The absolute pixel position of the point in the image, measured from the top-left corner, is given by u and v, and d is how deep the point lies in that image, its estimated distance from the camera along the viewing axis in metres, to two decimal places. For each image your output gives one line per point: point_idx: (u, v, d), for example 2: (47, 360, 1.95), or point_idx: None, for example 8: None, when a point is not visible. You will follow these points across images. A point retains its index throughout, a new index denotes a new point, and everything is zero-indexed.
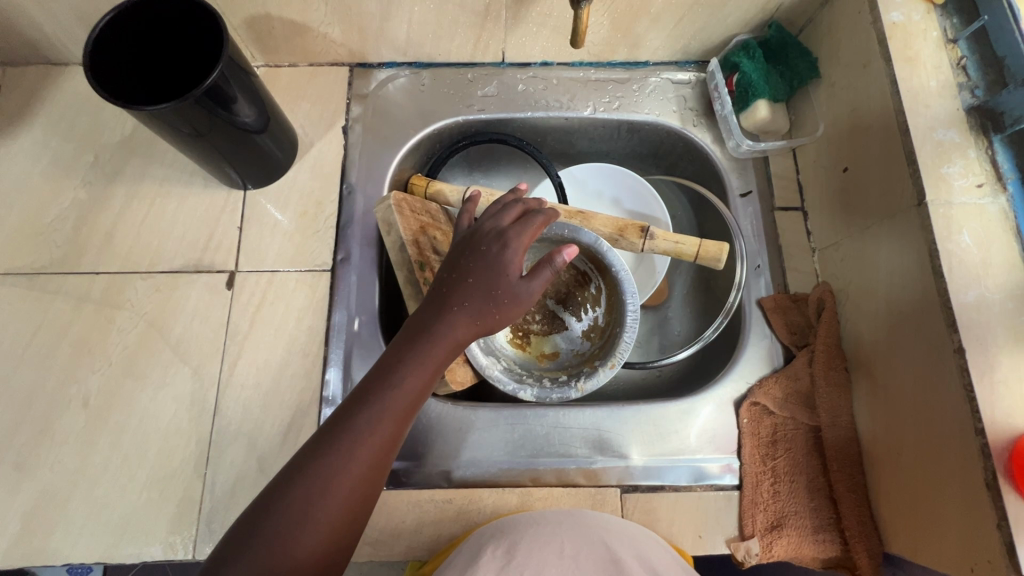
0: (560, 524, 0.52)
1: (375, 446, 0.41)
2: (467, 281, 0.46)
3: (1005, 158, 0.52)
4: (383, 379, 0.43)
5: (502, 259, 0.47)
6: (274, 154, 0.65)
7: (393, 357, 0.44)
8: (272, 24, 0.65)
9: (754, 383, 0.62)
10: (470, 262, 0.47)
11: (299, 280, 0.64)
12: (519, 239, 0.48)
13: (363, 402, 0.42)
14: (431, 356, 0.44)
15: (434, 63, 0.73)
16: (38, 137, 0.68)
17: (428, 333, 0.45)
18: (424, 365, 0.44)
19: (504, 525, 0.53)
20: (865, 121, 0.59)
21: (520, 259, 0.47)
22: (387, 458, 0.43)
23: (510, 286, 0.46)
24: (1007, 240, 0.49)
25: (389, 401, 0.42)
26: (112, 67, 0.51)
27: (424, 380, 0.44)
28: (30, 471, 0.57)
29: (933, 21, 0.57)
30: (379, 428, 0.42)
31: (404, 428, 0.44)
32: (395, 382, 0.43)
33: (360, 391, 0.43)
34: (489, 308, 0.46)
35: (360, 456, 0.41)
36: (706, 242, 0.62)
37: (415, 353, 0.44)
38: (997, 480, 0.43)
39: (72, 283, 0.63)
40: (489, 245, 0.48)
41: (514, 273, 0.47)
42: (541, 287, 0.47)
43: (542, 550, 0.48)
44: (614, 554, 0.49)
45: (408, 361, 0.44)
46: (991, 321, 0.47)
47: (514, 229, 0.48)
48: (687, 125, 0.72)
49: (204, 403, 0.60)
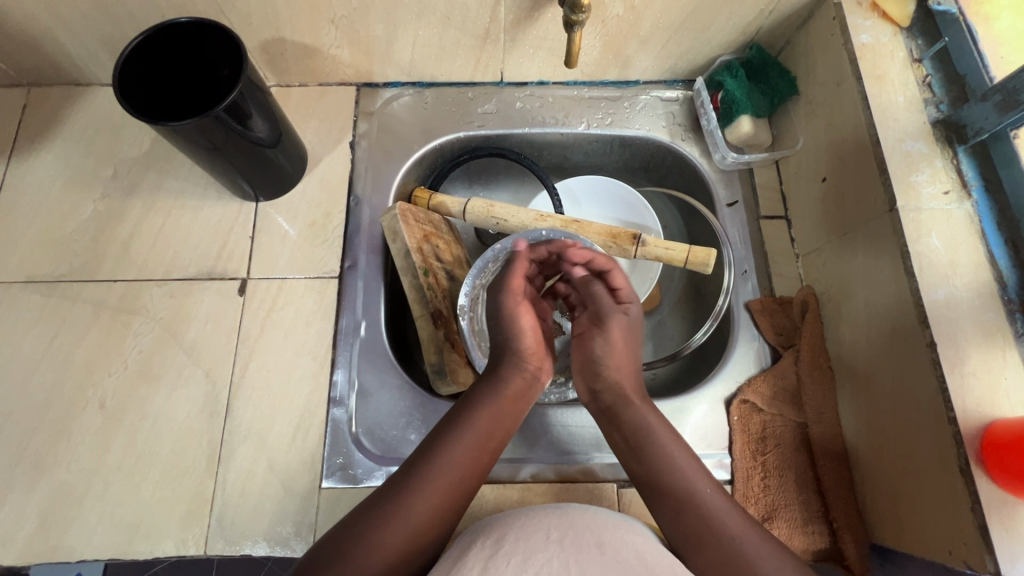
0: (546, 514, 0.52)
1: (455, 478, 0.51)
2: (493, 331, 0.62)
3: (969, 168, 0.56)
4: (455, 421, 0.54)
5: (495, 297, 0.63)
6: (285, 168, 0.68)
7: (465, 403, 0.56)
8: (285, 47, 0.69)
9: (743, 382, 0.65)
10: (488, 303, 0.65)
11: (307, 287, 0.67)
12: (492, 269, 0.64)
13: (440, 439, 0.52)
14: (493, 406, 0.55)
15: (436, 83, 0.77)
16: (59, 152, 0.72)
17: (494, 386, 0.57)
18: (491, 412, 0.55)
19: (492, 522, 0.52)
20: (840, 134, 0.63)
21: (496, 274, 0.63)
22: (461, 495, 0.51)
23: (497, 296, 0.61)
24: (973, 242, 0.53)
25: (465, 441, 0.53)
26: (137, 85, 0.55)
27: (490, 429, 0.54)
28: (46, 471, 0.59)
29: (899, 43, 0.61)
30: (453, 462, 0.51)
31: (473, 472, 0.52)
32: (467, 423, 0.54)
33: (438, 431, 0.54)
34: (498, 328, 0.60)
35: (437, 485, 0.50)
36: (694, 249, 0.66)
37: (484, 400, 0.56)
38: (969, 465, 0.46)
39: (90, 290, 0.66)
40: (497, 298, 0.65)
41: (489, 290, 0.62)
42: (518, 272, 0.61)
43: (529, 536, 0.47)
44: (600, 539, 0.47)
45: (474, 406, 0.55)
46: (961, 318, 0.50)
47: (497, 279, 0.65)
48: (676, 139, 0.76)
49: (216, 404, 0.62)
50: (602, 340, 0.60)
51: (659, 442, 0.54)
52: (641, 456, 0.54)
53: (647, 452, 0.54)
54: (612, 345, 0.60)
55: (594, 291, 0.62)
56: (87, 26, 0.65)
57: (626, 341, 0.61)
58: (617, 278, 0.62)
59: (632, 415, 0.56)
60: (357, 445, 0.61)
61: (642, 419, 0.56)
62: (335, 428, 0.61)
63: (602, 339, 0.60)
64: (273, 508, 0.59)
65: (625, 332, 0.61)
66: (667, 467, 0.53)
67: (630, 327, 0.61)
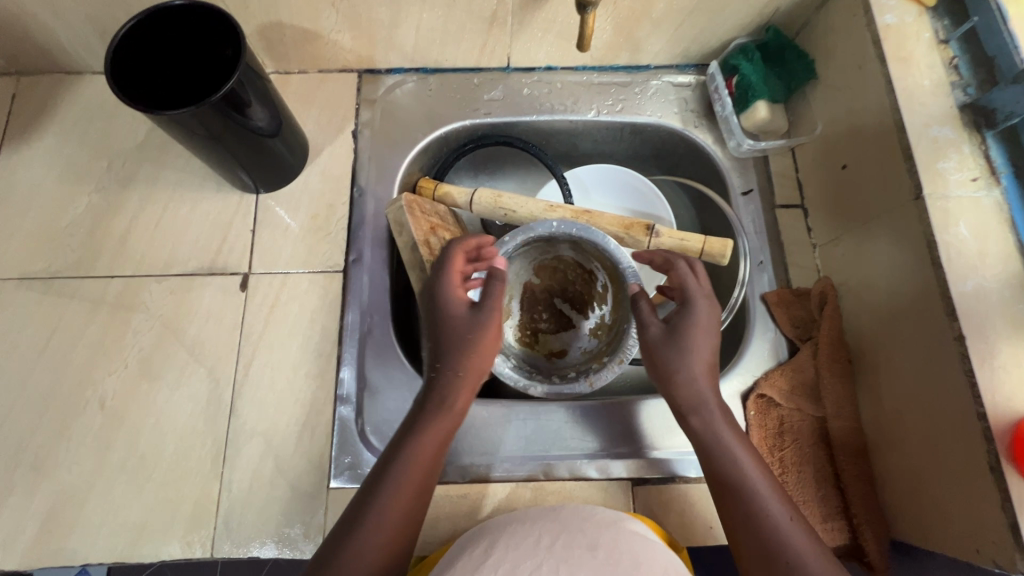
0: (540, 521, 0.51)
1: (417, 478, 0.50)
2: (441, 344, 0.55)
3: (998, 154, 0.53)
4: (396, 455, 0.51)
5: (449, 310, 0.56)
6: (286, 158, 0.66)
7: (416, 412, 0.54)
8: (284, 32, 0.66)
9: (760, 377, 0.63)
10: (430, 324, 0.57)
11: (311, 281, 0.65)
12: (449, 281, 0.57)
13: (382, 475, 0.50)
14: (433, 434, 0.52)
15: (440, 69, 0.74)
16: (51, 143, 0.69)
17: (434, 411, 0.53)
18: (432, 441, 0.52)
19: (486, 528, 0.52)
20: (862, 119, 0.61)
21: (461, 294, 0.57)
22: (423, 494, 0.51)
23: (468, 321, 0.55)
24: (1003, 231, 0.51)
25: (407, 476, 0.50)
26: (130, 73, 0.52)
27: (432, 458, 0.52)
28: (46, 474, 0.57)
29: (925, 23, 0.59)
30: (398, 500, 0.49)
31: (430, 472, 0.52)
32: (408, 457, 0.51)
33: (379, 469, 0.51)
34: (466, 354, 0.55)
35: (388, 526, 0.48)
36: (710, 240, 0.64)
37: (424, 428, 0.52)
38: (1001, 462, 0.45)
39: (87, 287, 0.64)
40: (433, 306, 0.57)
41: (463, 308, 0.56)
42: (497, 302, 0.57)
43: (520, 543, 0.47)
44: (591, 538, 0.47)
45: (414, 433, 0.52)
46: (991, 310, 0.49)
47: (442, 286, 0.57)
48: (688, 126, 0.73)
49: (219, 403, 0.60)
50: (658, 333, 0.57)
51: (725, 445, 0.53)
52: (709, 461, 0.53)
53: (715, 456, 0.53)
54: (662, 339, 0.57)
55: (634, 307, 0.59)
56: (77, 11, 0.62)
57: (668, 351, 0.56)
58: (676, 275, 0.59)
59: (698, 422, 0.54)
60: (365, 443, 0.60)
61: (711, 419, 0.54)
62: (342, 427, 0.60)
63: (655, 333, 0.57)
64: (280, 509, 0.57)
65: (660, 343, 0.56)
66: (738, 476, 0.51)
67: (669, 334, 0.56)
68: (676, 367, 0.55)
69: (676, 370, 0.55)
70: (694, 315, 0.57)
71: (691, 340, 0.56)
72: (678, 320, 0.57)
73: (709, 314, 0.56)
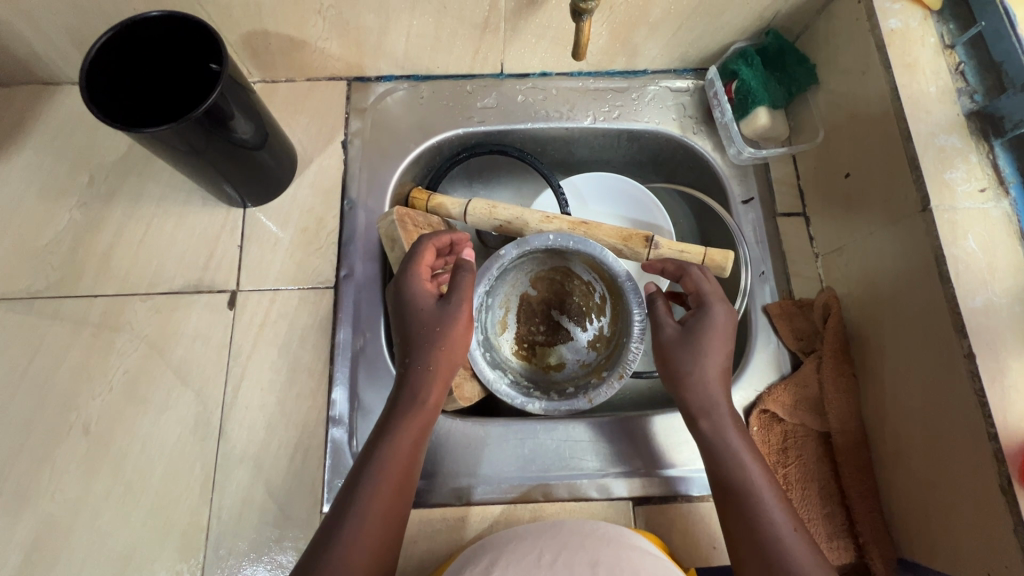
0: (542, 535, 0.52)
1: (392, 480, 0.48)
2: (410, 340, 0.53)
3: (1006, 162, 0.52)
4: (370, 460, 0.49)
5: (415, 304, 0.54)
6: (274, 170, 0.64)
7: (387, 414, 0.52)
8: (269, 40, 0.64)
9: (763, 391, 0.62)
10: (399, 318, 0.55)
11: (301, 298, 0.63)
12: (413, 277, 0.55)
13: (357, 482, 0.48)
14: (407, 433, 0.50)
15: (432, 76, 0.72)
16: (30, 156, 0.67)
17: (405, 410, 0.51)
18: (405, 444, 0.50)
19: (487, 543, 0.52)
20: (865, 127, 0.59)
21: (429, 287, 0.55)
22: (401, 499, 0.49)
23: (433, 314, 0.53)
24: (1012, 244, 0.50)
25: (384, 483, 0.48)
26: (108, 88, 0.50)
27: (408, 459, 0.50)
28: (29, 502, 0.56)
29: (930, 27, 0.57)
30: (375, 509, 0.47)
31: (408, 478, 0.50)
32: (382, 461, 0.49)
33: (353, 476, 0.49)
34: (434, 347, 0.53)
35: (365, 539, 0.45)
36: (711, 251, 0.63)
37: (397, 430, 0.50)
38: (1011, 485, 0.44)
39: (70, 307, 0.62)
40: (400, 303, 0.55)
41: (431, 301, 0.54)
42: (462, 292, 0.55)
43: (523, 561, 0.47)
44: (593, 557, 0.47)
45: (386, 437, 0.50)
46: (1002, 325, 0.47)
47: (406, 282, 0.55)
48: (687, 132, 0.72)
49: (208, 426, 0.59)
50: (669, 332, 0.56)
51: (733, 452, 0.51)
52: (715, 467, 0.52)
53: (719, 454, 0.52)
54: (675, 338, 0.56)
55: (650, 306, 0.61)
56: (53, 21, 0.59)
57: (679, 352, 0.55)
58: (689, 280, 0.58)
59: (708, 426, 0.53)
60: None
61: (718, 422, 0.52)
62: (335, 449, 0.58)
63: (669, 334, 0.56)
64: (272, 535, 0.56)
65: (675, 344, 0.56)
66: (744, 485, 0.50)
67: (683, 336, 0.55)
68: (688, 370, 0.54)
69: (687, 372, 0.54)
70: (711, 318, 0.55)
71: (706, 345, 0.54)
72: (693, 321, 0.56)
73: (726, 318, 0.55)
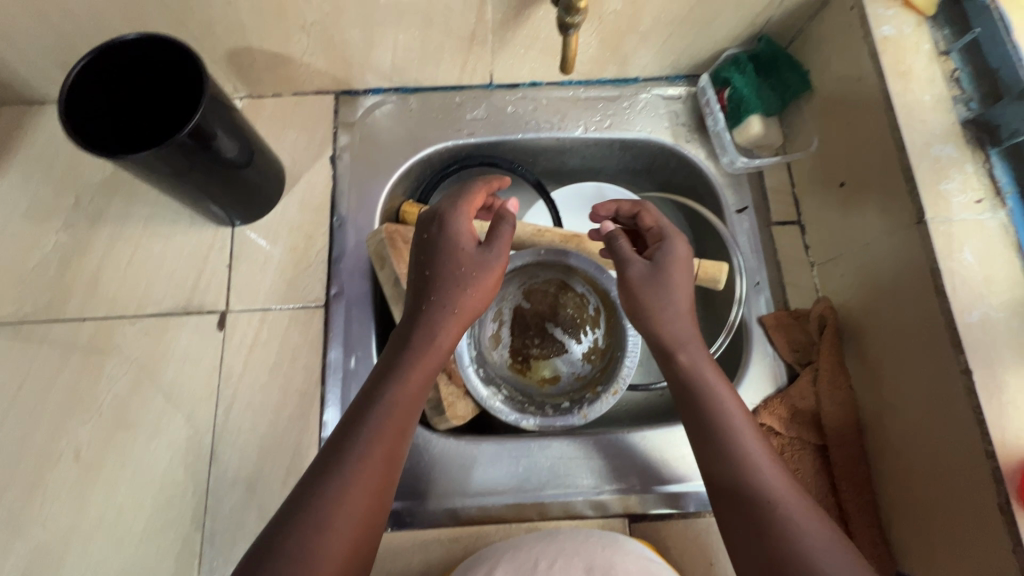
0: (535, 539, 0.52)
1: (393, 421, 0.45)
2: (433, 275, 0.50)
3: (1003, 172, 0.51)
4: (337, 459, 0.42)
5: (451, 240, 0.51)
6: (262, 187, 0.63)
7: (396, 350, 0.48)
8: (254, 57, 0.63)
9: (759, 404, 0.61)
10: (425, 255, 0.51)
11: (292, 317, 0.63)
12: (460, 213, 0.52)
13: (344, 445, 0.43)
14: (416, 373, 0.47)
15: (421, 88, 0.71)
16: (16, 178, 0.66)
17: (416, 350, 0.47)
18: (377, 453, 0.43)
19: (482, 554, 0.52)
20: (859, 135, 0.58)
21: (471, 229, 0.52)
22: (402, 446, 0.45)
23: (470, 257, 0.50)
24: (1008, 255, 0.49)
25: (385, 427, 0.44)
26: (88, 113, 0.50)
27: (412, 400, 0.46)
28: (21, 529, 0.55)
29: (925, 34, 0.56)
30: (374, 452, 0.43)
31: (407, 429, 0.46)
32: (387, 401, 0.45)
33: (353, 416, 0.45)
34: (461, 289, 0.49)
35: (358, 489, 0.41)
36: (705, 263, 0.62)
37: (371, 430, 0.44)
38: (1010, 505, 0.43)
39: (58, 331, 0.61)
40: (433, 234, 0.52)
41: (472, 244, 0.51)
42: (502, 245, 0.52)
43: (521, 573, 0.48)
44: (588, 561, 0.48)
45: (390, 382, 0.46)
46: (997, 340, 0.46)
47: (450, 211, 0.52)
48: (680, 141, 0.71)
49: (200, 449, 0.58)
50: (638, 267, 0.53)
51: (744, 450, 0.45)
52: (697, 411, 0.47)
53: (699, 399, 0.48)
54: (645, 271, 0.53)
55: (613, 244, 0.56)
56: (34, 43, 0.59)
57: (651, 288, 0.52)
58: (647, 216, 0.59)
59: (686, 361, 0.49)
60: None
61: (719, 402, 0.47)
62: None
63: (637, 268, 0.53)
64: None
65: (645, 278, 0.53)
66: (728, 429, 0.46)
67: (654, 270, 0.53)
68: (660, 305, 0.51)
69: (661, 306, 0.51)
70: (675, 251, 0.54)
71: (677, 278, 0.52)
72: (659, 256, 0.54)
73: (687, 249, 0.54)
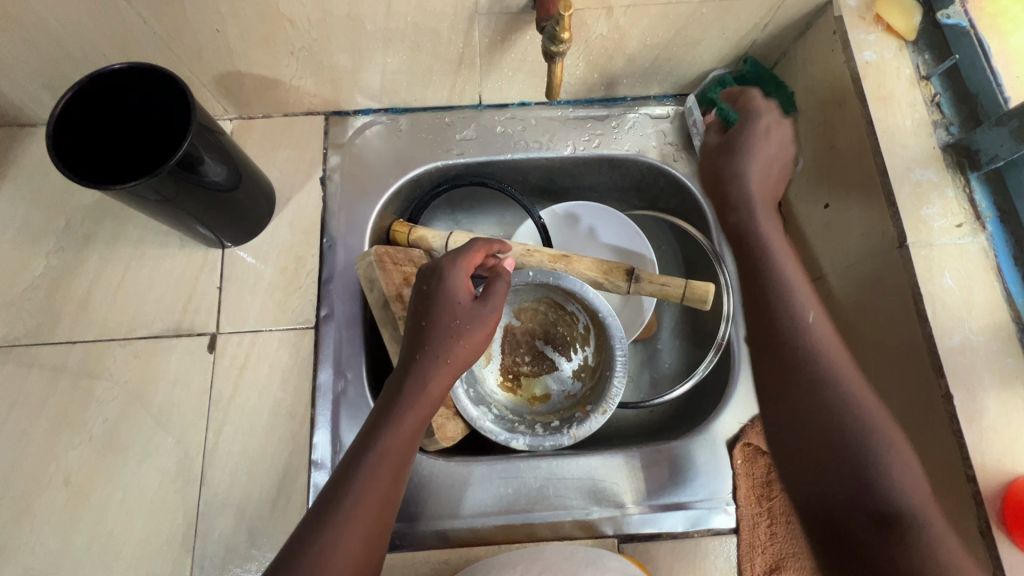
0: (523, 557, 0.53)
1: (383, 474, 0.44)
2: (428, 326, 0.50)
3: (982, 197, 0.52)
4: (327, 514, 0.42)
5: (447, 292, 0.51)
6: (251, 210, 0.63)
7: (388, 400, 0.48)
8: (244, 80, 0.64)
9: (747, 422, 0.62)
10: (423, 307, 0.51)
11: (282, 339, 0.63)
12: (459, 263, 0.52)
13: (334, 498, 0.43)
14: (407, 425, 0.47)
15: (410, 109, 0.72)
16: (5, 201, 0.66)
17: (407, 399, 0.47)
18: (369, 507, 0.43)
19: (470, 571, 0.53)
20: (841, 157, 0.59)
21: (468, 282, 0.52)
22: (393, 495, 0.45)
23: (464, 310, 0.50)
24: (988, 280, 0.50)
25: (376, 478, 0.44)
26: (75, 142, 0.50)
27: (403, 450, 0.46)
28: (8, 556, 0.55)
29: (905, 59, 0.57)
30: (363, 506, 0.43)
31: (398, 480, 0.46)
32: (377, 452, 0.45)
33: (344, 468, 0.45)
34: (453, 341, 0.49)
35: (348, 545, 0.42)
36: (692, 284, 0.62)
37: (360, 483, 0.44)
38: (990, 527, 0.44)
39: (47, 355, 0.61)
40: (431, 284, 0.52)
41: (467, 297, 0.51)
42: (497, 299, 0.52)
43: None
44: None
45: (382, 434, 0.46)
46: (977, 365, 0.47)
47: (449, 262, 0.52)
48: (667, 160, 0.71)
49: (190, 472, 0.58)
50: (717, 142, 0.65)
51: (789, 291, 0.56)
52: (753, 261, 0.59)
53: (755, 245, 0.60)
54: (719, 144, 0.64)
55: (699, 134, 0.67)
56: (22, 70, 0.59)
57: (723, 156, 0.63)
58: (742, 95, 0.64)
59: (736, 219, 0.62)
60: None
61: (765, 242, 0.60)
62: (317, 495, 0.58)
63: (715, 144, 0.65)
64: None
65: (716, 151, 0.64)
66: (779, 280, 0.57)
67: (726, 143, 0.63)
68: (733, 169, 0.62)
69: (730, 170, 0.62)
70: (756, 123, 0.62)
71: (746, 148, 0.62)
72: (736, 129, 0.63)
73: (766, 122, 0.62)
